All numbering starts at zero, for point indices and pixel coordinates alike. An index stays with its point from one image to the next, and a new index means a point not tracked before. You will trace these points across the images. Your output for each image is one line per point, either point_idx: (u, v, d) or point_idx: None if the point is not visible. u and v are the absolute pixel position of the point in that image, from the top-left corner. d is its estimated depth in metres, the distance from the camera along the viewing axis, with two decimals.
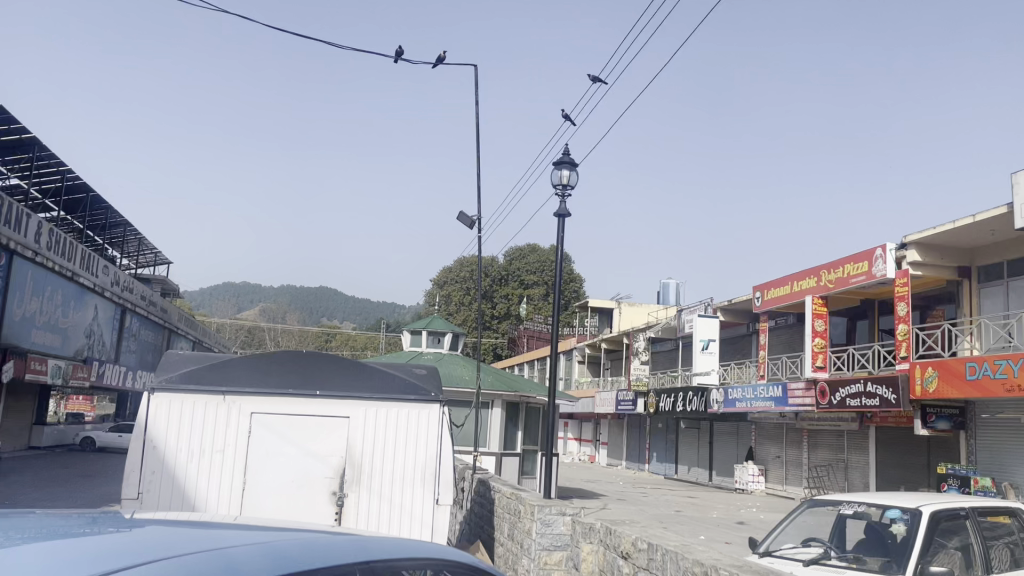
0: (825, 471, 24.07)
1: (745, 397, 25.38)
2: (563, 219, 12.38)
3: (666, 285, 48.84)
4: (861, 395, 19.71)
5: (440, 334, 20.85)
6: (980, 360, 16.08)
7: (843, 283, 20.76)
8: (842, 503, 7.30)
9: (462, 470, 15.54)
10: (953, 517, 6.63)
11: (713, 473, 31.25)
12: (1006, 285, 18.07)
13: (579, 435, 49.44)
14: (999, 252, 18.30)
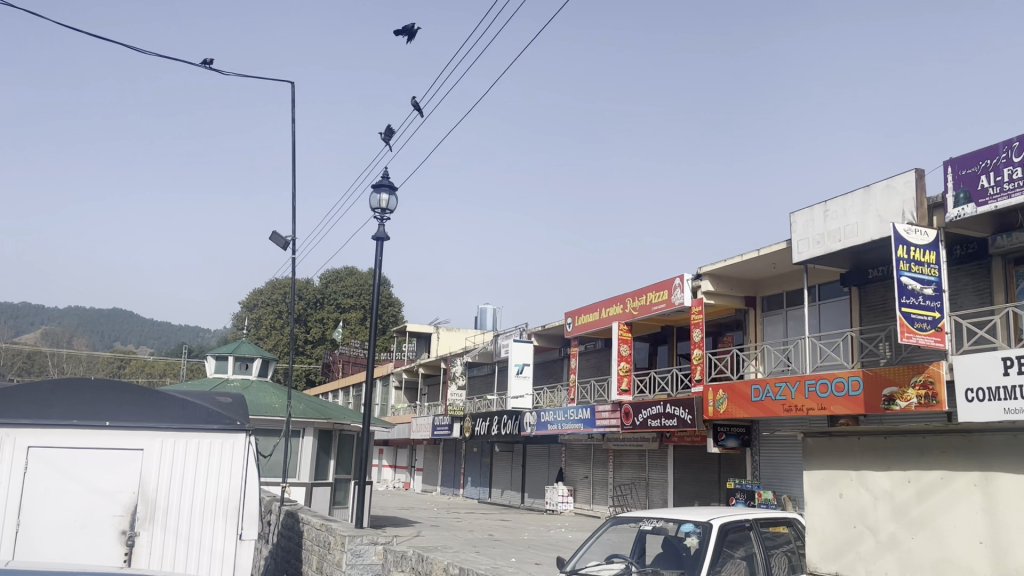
0: (628, 489, 25.31)
1: (557, 420, 26.21)
2: (381, 242, 12.25)
3: (483, 310, 49.75)
4: (660, 416, 20.92)
5: (248, 359, 19.88)
6: (763, 383, 17.60)
7: (646, 310, 22.03)
8: (642, 519, 7.66)
9: (269, 502, 14.73)
10: (739, 528, 7.19)
11: (526, 495, 31.93)
12: (786, 314, 19.98)
13: (394, 462, 48.81)
14: (778, 284, 20.20)
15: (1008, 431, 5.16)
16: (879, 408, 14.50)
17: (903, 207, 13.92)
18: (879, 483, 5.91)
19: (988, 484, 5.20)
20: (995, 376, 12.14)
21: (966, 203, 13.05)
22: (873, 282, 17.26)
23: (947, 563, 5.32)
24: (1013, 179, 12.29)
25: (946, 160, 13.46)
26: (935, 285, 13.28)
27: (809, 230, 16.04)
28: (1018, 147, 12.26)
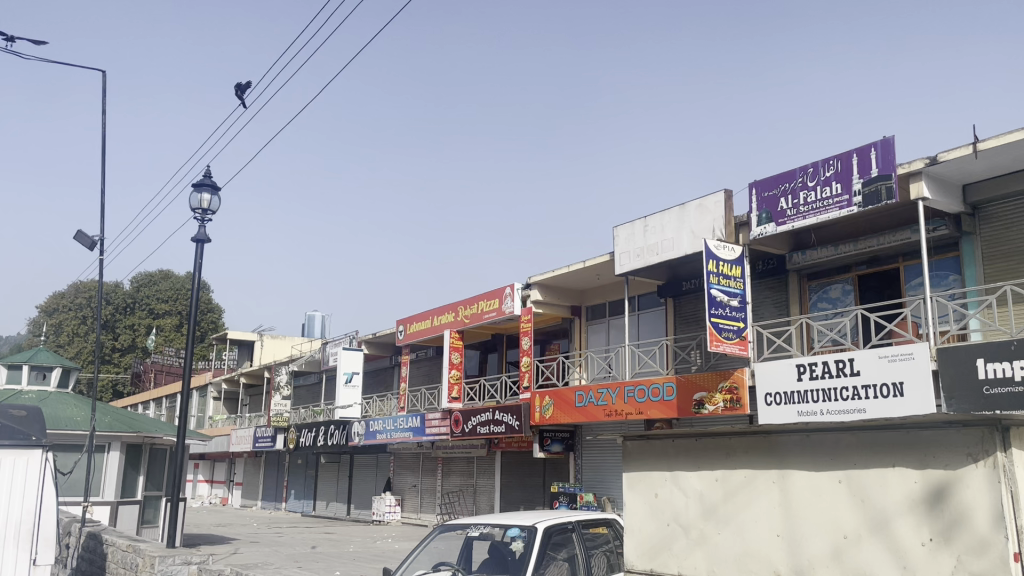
0: (456, 496, 25.47)
1: (386, 428, 25.94)
2: (201, 244, 11.62)
3: (311, 317, 48.41)
4: (489, 423, 21.22)
5: (46, 369, 18.17)
6: (587, 389, 18.30)
7: (477, 318, 22.26)
8: (469, 525, 7.71)
9: (67, 524, 13.49)
10: (562, 530, 7.43)
11: (352, 506, 31.29)
12: (608, 323, 20.91)
13: (211, 476, 46.31)
14: (602, 294, 21.09)
15: (801, 432, 5.66)
16: (690, 412, 15.47)
17: (713, 224, 14.97)
18: (690, 482, 6.31)
19: (785, 481, 5.68)
20: (790, 381, 13.29)
21: (767, 223, 14.26)
22: (686, 294, 18.43)
23: (750, 556, 5.77)
24: (807, 202, 13.54)
25: (751, 183, 14.61)
26: (740, 297, 14.36)
27: (630, 243, 16.89)
28: (812, 173, 13.50)
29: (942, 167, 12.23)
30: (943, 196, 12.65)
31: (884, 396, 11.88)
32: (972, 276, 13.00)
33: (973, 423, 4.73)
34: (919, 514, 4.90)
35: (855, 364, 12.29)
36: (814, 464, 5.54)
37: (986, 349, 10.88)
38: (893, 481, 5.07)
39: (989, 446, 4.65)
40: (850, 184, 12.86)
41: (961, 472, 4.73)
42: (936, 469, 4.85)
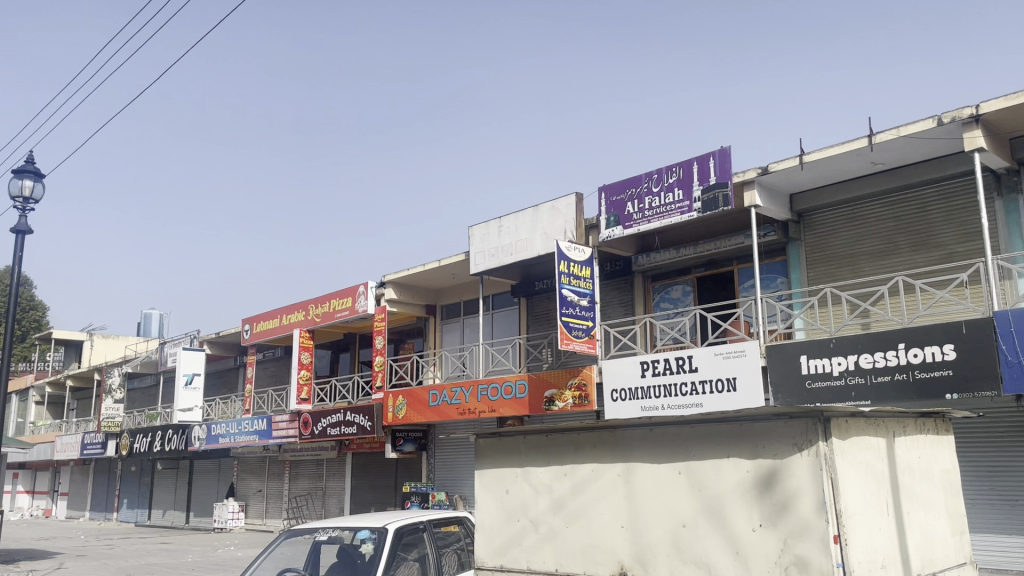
0: (304, 500, 24.79)
1: (229, 432, 24.86)
2: (22, 236, 10.68)
3: (148, 315, 45.64)
4: (339, 424, 20.78)
5: None
6: (440, 388, 18.28)
7: (328, 317, 21.73)
8: (316, 530, 7.48)
9: None
10: (413, 531, 7.38)
11: (191, 515, 29.75)
12: (462, 322, 21.01)
13: (31, 487, 42.65)
14: (456, 293, 21.15)
15: (644, 426, 5.90)
16: (541, 409, 15.79)
17: (565, 226, 15.37)
18: (540, 479, 6.44)
19: (629, 474, 5.90)
20: (634, 377, 13.84)
21: (615, 226, 14.78)
22: (538, 294, 18.82)
23: (596, 548, 5.96)
24: (652, 207, 14.15)
25: (601, 186, 15.09)
26: (590, 297, 14.80)
27: (485, 243, 17.03)
28: (657, 179, 14.11)
29: (774, 176, 13.12)
30: (773, 203, 13.59)
31: (719, 391, 12.61)
32: (798, 279, 14.04)
33: (798, 415, 5.09)
34: (750, 502, 5.24)
35: (693, 361, 12.96)
36: (655, 457, 5.78)
37: (809, 346, 11.80)
38: (727, 471, 5.38)
39: (812, 437, 5.02)
40: (692, 191, 13.55)
41: (787, 460, 5.09)
42: (765, 459, 5.20)
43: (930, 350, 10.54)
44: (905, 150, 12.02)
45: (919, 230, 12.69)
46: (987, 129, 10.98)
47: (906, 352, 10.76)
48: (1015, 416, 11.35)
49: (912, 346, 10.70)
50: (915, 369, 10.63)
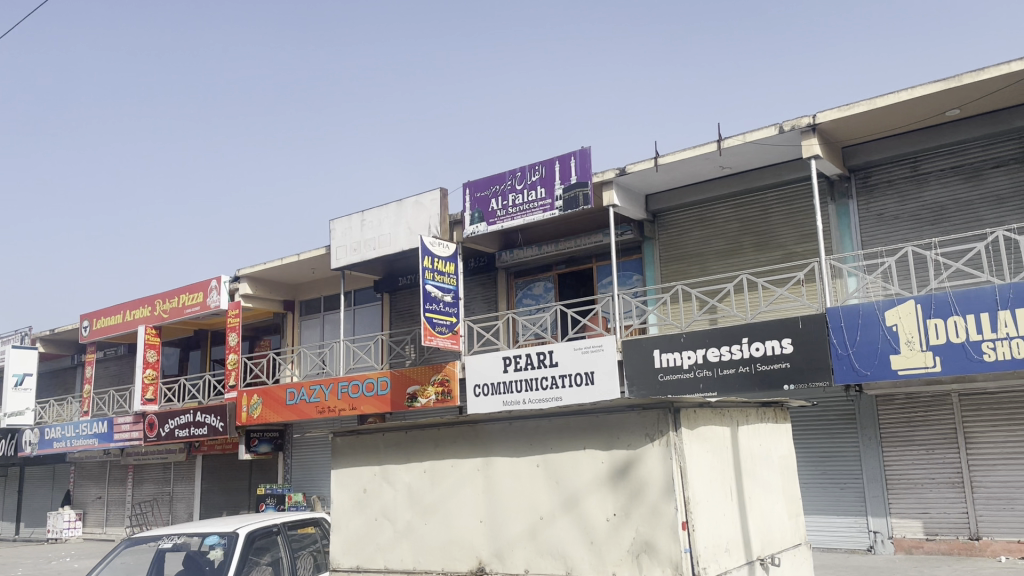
0: (149, 506, 23.46)
1: (65, 436, 23.16)
2: None
3: None
4: (189, 425, 19.76)
5: None
6: (298, 386, 17.74)
7: (177, 313, 20.60)
8: (161, 536, 7.09)
9: None
10: (266, 534, 7.10)
11: (21, 525, 27.39)
12: (322, 318, 20.49)
13: None
14: (316, 289, 20.61)
15: (504, 420, 5.94)
16: (403, 405, 15.63)
17: (428, 221, 15.29)
18: (398, 476, 6.36)
19: (488, 468, 5.93)
20: (497, 372, 13.94)
21: (479, 222, 14.82)
22: (401, 289, 18.64)
23: (455, 544, 5.95)
24: (516, 204, 14.28)
25: (464, 183, 15.10)
26: (453, 293, 14.78)
27: (347, 237, 16.67)
28: (520, 177, 14.27)
29: (630, 177, 13.56)
30: (630, 204, 14.05)
31: (578, 385, 12.93)
32: (652, 277, 14.59)
33: (651, 406, 5.27)
34: (604, 492, 5.38)
35: (554, 356, 13.21)
36: (514, 450, 5.84)
37: (661, 341, 12.28)
38: (582, 462, 5.51)
39: (663, 427, 5.21)
40: (553, 189, 13.80)
41: (640, 450, 5.26)
42: (620, 449, 5.36)
43: (770, 343, 11.20)
44: (750, 155, 12.73)
45: (762, 231, 13.48)
46: (822, 138, 11.81)
47: (749, 345, 11.40)
48: (844, 405, 12.26)
49: (755, 340, 11.35)
50: (757, 362, 11.28)
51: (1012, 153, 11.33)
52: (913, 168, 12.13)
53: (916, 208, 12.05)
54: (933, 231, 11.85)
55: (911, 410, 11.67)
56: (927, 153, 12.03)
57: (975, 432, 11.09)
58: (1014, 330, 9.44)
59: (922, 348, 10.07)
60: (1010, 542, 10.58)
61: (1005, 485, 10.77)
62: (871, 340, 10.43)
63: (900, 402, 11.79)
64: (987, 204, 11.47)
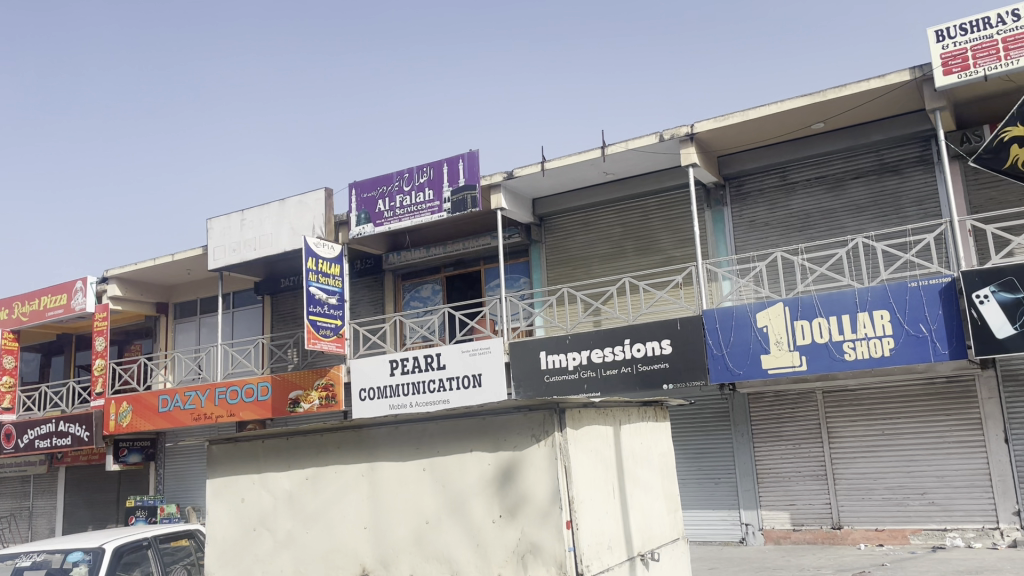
0: (5, 523, 21.85)
1: None
2: None
3: None
4: (51, 435, 18.51)
5: None
6: (172, 393, 16.94)
7: (38, 316, 19.27)
8: (20, 554, 6.67)
9: None
10: (134, 549, 6.72)
11: None
12: (199, 321, 19.68)
13: None
14: (191, 291, 19.76)
15: (390, 424, 5.86)
16: (285, 411, 15.19)
17: (312, 221, 14.93)
18: (278, 483, 6.18)
19: (373, 474, 5.84)
20: (383, 376, 13.75)
21: (365, 223, 14.58)
22: (283, 291, 18.13)
23: (338, 552, 5.83)
24: (403, 206, 14.15)
25: (350, 183, 14.83)
26: (338, 295, 14.49)
27: (225, 237, 16.05)
28: (407, 178, 14.15)
29: (518, 181, 13.69)
30: (517, 207, 14.17)
31: (466, 387, 12.94)
32: (539, 279, 14.79)
33: (537, 407, 5.33)
34: (490, 494, 5.40)
35: (441, 358, 13.18)
36: (399, 455, 5.77)
37: (547, 343, 12.45)
38: (469, 464, 5.51)
39: (549, 428, 5.28)
40: (441, 191, 13.77)
41: (527, 451, 5.31)
42: (506, 451, 5.39)
43: (650, 344, 11.55)
44: (632, 162, 13.10)
45: (643, 235, 13.90)
46: (700, 147, 12.29)
47: (631, 346, 11.72)
48: (719, 403, 12.80)
49: (637, 341, 11.68)
50: (638, 362, 11.62)
51: (871, 166, 12.14)
52: (782, 177, 12.81)
53: (785, 215, 12.72)
54: (800, 237, 12.54)
55: (780, 407, 12.30)
56: (794, 163, 12.73)
57: (838, 427, 11.80)
58: (872, 330, 10.10)
59: (790, 348, 10.63)
60: (868, 530, 11.33)
61: (864, 476, 11.51)
62: (743, 341, 10.92)
63: (769, 400, 12.41)
64: (847, 212, 12.23)
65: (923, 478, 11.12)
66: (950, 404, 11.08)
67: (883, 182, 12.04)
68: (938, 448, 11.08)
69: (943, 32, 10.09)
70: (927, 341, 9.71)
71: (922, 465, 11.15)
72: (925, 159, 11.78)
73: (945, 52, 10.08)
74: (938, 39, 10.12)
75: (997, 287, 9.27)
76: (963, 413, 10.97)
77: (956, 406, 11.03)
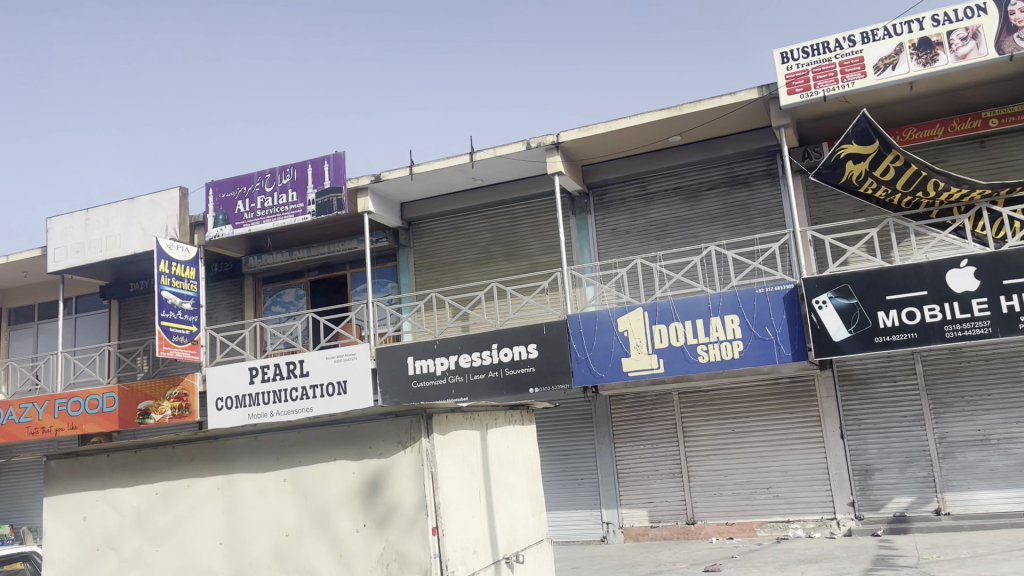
0: None
1: None
2: None
3: None
4: None
5: None
6: (5, 405, 15.62)
7: None
8: None
9: None
10: None
11: None
12: (36, 328, 18.28)
13: None
14: (27, 295, 18.32)
15: (248, 434, 5.62)
16: (133, 423, 14.34)
17: (165, 222, 14.19)
18: (125, 499, 5.81)
19: (230, 486, 5.59)
20: (242, 384, 13.22)
21: (224, 225, 13.96)
22: (133, 296, 17.12)
23: (192, 569, 5.55)
24: (264, 207, 13.68)
25: (207, 183, 14.18)
26: (193, 300, 13.82)
27: (67, 237, 14.98)
28: (269, 179, 13.70)
29: (385, 185, 13.52)
30: (384, 210, 14.00)
31: (330, 395, 12.65)
32: (406, 284, 14.67)
33: (404, 413, 5.28)
34: (355, 503, 5.29)
35: (304, 365, 12.84)
36: (259, 465, 5.55)
37: (415, 348, 12.35)
38: (333, 473, 5.38)
39: (416, 434, 5.24)
40: (305, 193, 13.42)
41: (393, 458, 5.24)
42: (371, 458, 5.30)
43: (517, 349, 11.69)
44: (500, 169, 13.23)
45: (511, 241, 14.07)
46: (564, 156, 12.57)
47: (498, 351, 11.81)
48: (582, 406, 13.11)
49: (504, 346, 11.78)
50: (505, 366, 11.73)
51: (723, 178, 12.81)
52: (642, 187, 13.30)
53: (644, 223, 13.21)
54: (658, 245, 13.06)
55: (639, 409, 12.75)
56: (653, 174, 13.24)
57: (692, 426, 12.35)
58: (724, 334, 10.65)
59: (649, 351, 11.03)
60: (719, 524, 11.91)
61: (716, 473, 12.10)
62: (606, 345, 11.25)
63: (629, 402, 12.84)
64: (702, 222, 12.85)
65: (769, 473, 11.81)
66: (792, 402, 11.84)
67: (734, 194, 12.73)
68: (782, 444, 11.80)
69: (787, 53, 10.77)
70: (772, 344, 10.33)
71: (769, 461, 11.84)
72: (771, 173, 12.55)
73: (789, 72, 10.77)
74: (783, 61, 10.80)
75: (834, 293, 9.99)
76: (804, 411, 11.75)
77: (798, 404, 11.80)
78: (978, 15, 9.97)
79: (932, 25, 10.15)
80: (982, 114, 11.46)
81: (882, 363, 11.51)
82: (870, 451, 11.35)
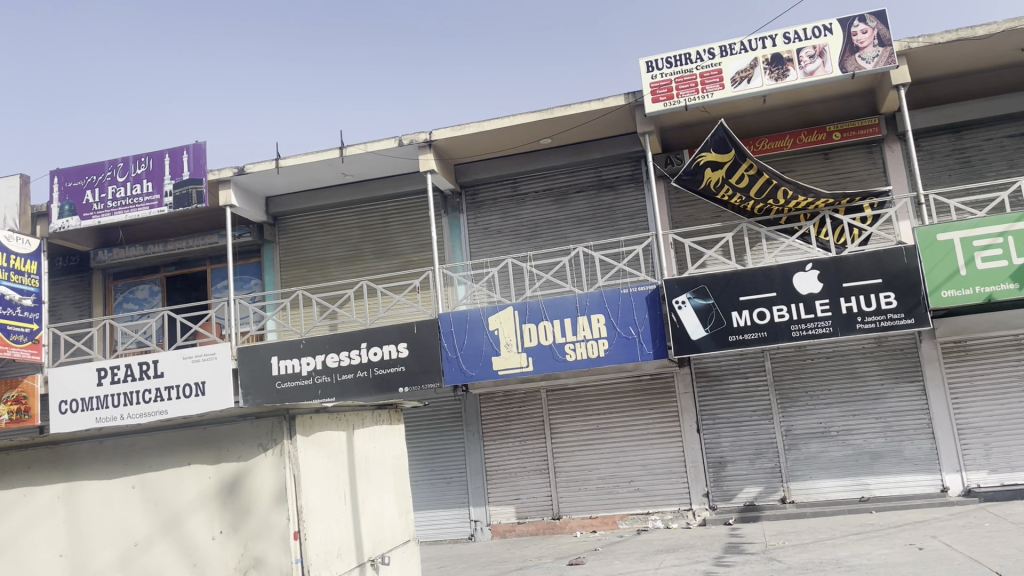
0: None
1: None
2: None
3: None
4: None
5: None
6: None
7: None
8: None
9: None
10: None
11: None
12: None
13: None
14: None
15: (93, 439, 5.27)
16: None
17: (4, 211, 13.13)
18: None
19: (71, 495, 5.23)
20: (89, 386, 12.40)
21: (70, 216, 13.05)
22: None
23: None
24: (116, 198, 12.90)
25: (51, 171, 13.19)
26: (35, 295, 12.86)
27: None
28: (122, 168, 12.93)
29: (249, 177, 13.05)
30: (248, 204, 13.49)
31: (186, 397, 12.08)
32: (271, 281, 14.22)
33: (265, 414, 5.11)
34: (209, 508, 5.08)
35: (159, 366, 12.21)
36: (105, 472, 5.23)
37: (279, 347, 11.98)
38: (187, 478, 5.13)
39: (277, 435, 5.09)
40: (162, 184, 12.75)
41: (252, 461, 5.08)
42: (229, 462, 5.11)
43: (387, 348, 11.56)
44: (370, 165, 13.04)
45: (381, 239, 13.90)
46: (435, 154, 12.54)
47: (367, 350, 11.64)
48: (452, 404, 13.12)
49: (373, 344, 11.62)
50: (374, 366, 11.57)
51: (591, 181, 13.15)
52: (513, 188, 13.45)
53: (515, 223, 13.36)
54: (528, 245, 13.25)
55: (508, 407, 12.90)
56: (524, 175, 13.42)
57: (559, 423, 12.61)
58: (590, 333, 10.93)
59: (518, 349, 11.17)
60: (583, 518, 12.20)
61: (580, 468, 12.40)
62: (476, 343, 11.30)
63: (498, 400, 12.96)
64: (570, 223, 13.13)
65: (631, 467, 12.22)
66: (653, 398, 12.29)
67: (601, 197, 13.08)
68: (643, 439, 12.23)
69: (652, 63, 11.17)
70: (635, 342, 10.69)
71: (630, 456, 12.25)
72: (636, 177, 12.99)
73: (654, 81, 11.17)
74: (649, 69, 11.19)
75: (692, 294, 10.44)
76: (664, 407, 12.22)
77: (659, 400, 12.26)
78: (825, 34, 10.68)
79: (784, 42, 10.78)
80: (827, 128, 12.26)
81: (735, 361, 12.15)
82: (724, 444, 11.95)
